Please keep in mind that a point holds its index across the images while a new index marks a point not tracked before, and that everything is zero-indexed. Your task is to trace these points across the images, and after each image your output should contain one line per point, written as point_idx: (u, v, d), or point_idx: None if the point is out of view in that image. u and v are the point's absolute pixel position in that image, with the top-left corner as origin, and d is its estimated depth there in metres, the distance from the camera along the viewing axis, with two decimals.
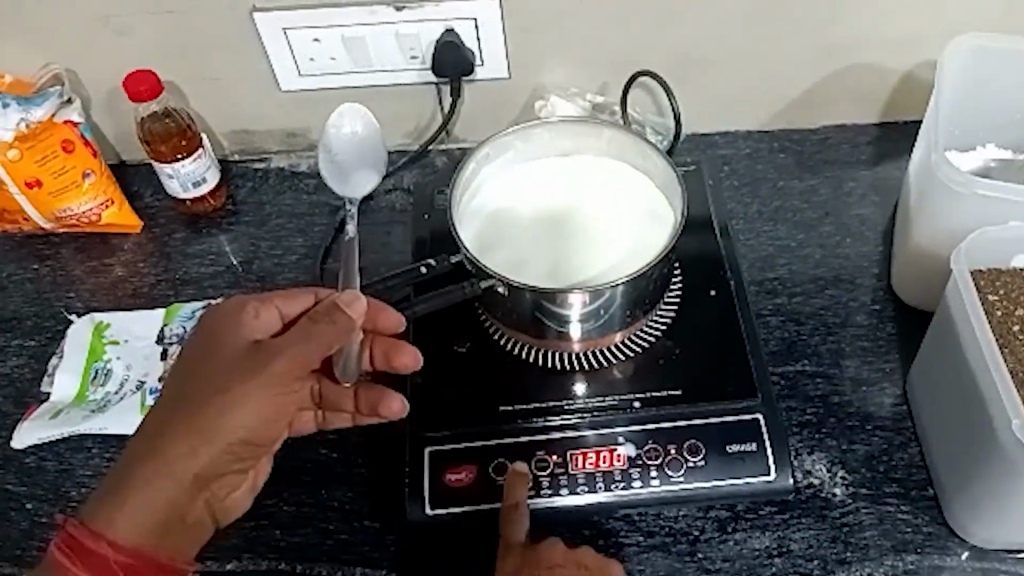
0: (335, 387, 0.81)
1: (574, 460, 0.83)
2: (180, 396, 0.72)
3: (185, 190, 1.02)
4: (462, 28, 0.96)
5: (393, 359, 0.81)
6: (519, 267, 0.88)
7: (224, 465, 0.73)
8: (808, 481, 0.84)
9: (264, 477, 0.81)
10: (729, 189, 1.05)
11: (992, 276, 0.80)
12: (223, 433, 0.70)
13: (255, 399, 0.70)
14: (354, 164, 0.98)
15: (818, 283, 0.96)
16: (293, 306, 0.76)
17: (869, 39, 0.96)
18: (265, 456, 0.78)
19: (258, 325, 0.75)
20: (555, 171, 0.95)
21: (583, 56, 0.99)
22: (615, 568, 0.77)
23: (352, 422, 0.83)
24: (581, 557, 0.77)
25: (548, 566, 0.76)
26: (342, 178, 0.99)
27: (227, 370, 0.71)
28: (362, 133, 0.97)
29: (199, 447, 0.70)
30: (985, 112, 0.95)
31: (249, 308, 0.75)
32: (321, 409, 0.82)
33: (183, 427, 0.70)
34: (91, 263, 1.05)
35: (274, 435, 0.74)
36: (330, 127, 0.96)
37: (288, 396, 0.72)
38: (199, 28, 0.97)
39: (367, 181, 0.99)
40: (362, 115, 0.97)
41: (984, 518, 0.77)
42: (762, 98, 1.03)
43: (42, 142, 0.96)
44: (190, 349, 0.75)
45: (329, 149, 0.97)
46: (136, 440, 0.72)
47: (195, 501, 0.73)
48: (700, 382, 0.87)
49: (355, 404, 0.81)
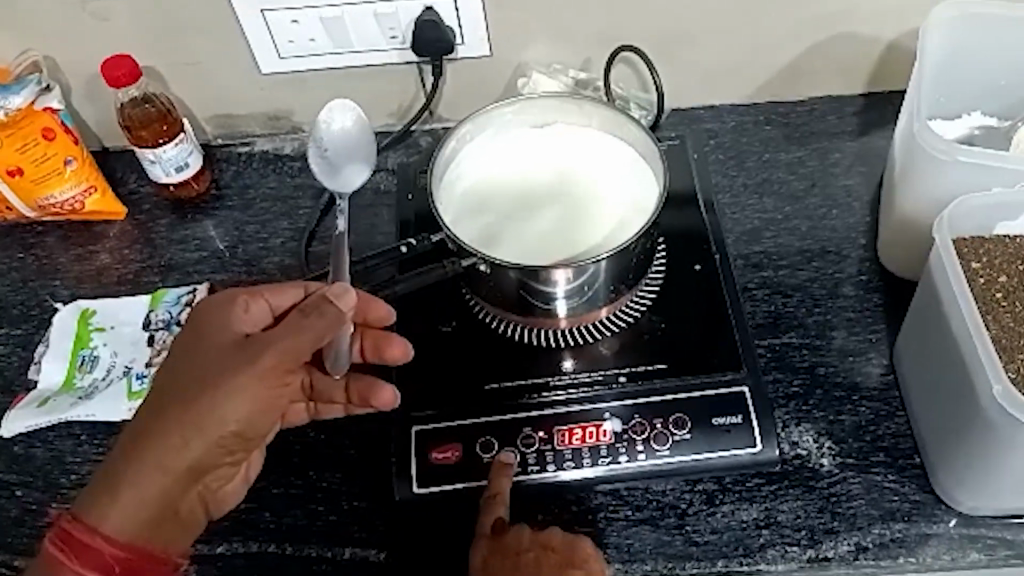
0: (326, 378, 0.80)
1: (561, 436, 0.83)
2: (171, 390, 0.72)
3: (168, 175, 1.02)
4: (442, 6, 0.95)
5: (384, 352, 0.82)
6: (500, 242, 0.87)
7: (216, 459, 0.72)
8: (795, 452, 0.84)
9: (258, 470, 0.81)
10: (715, 163, 1.04)
11: (975, 244, 0.81)
12: (214, 426, 0.70)
13: (243, 394, 0.70)
14: (345, 159, 0.95)
15: (805, 255, 0.96)
16: (282, 298, 0.77)
17: (852, 9, 0.96)
18: (258, 449, 0.78)
19: (249, 318, 0.75)
20: (535, 146, 0.95)
21: (565, 31, 0.99)
22: (583, 543, 0.76)
23: (344, 413, 0.83)
24: (548, 539, 0.76)
25: (516, 551, 0.75)
26: (332, 176, 0.96)
27: (217, 363, 0.71)
28: (352, 129, 0.96)
29: (190, 442, 0.70)
30: (969, 80, 0.95)
31: (239, 301, 0.76)
32: (312, 401, 0.82)
33: (174, 420, 0.70)
34: (77, 250, 1.05)
35: (265, 428, 0.74)
36: (320, 121, 0.95)
37: (278, 389, 0.71)
38: (177, 11, 0.96)
39: (357, 176, 0.95)
40: (351, 110, 0.96)
41: (974, 487, 0.77)
42: (745, 71, 1.03)
43: (23, 129, 0.95)
44: (179, 343, 0.75)
45: (318, 143, 0.95)
46: (127, 434, 0.72)
47: (188, 494, 0.73)
48: (686, 357, 0.87)
49: (346, 396, 0.80)
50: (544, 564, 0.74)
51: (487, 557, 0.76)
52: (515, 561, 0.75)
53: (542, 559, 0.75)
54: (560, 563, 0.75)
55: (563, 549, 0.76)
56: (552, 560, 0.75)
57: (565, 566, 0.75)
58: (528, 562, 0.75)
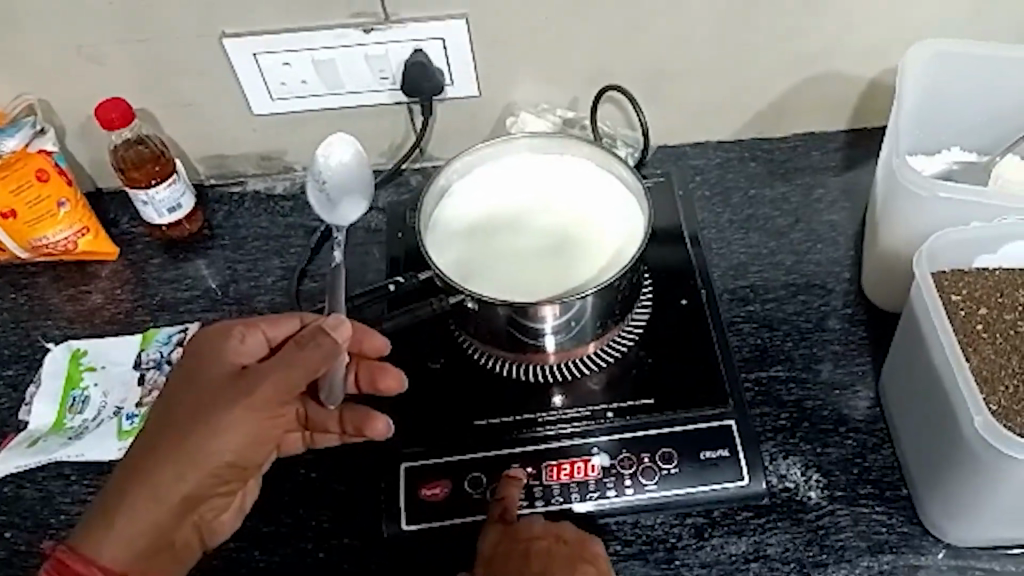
0: (320, 410, 0.80)
1: (549, 471, 0.84)
2: (166, 420, 0.72)
3: (161, 216, 1.03)
4: (431, 49, 0.97)
5: (379, 383, 0.82)
6: (480, 275, 0.89)
7: (211, 489, 0.73)
8: (783, 485, 0.84)
9: (255, 497, 0.82)
10: (701, 199, 1.06)
11: (956, 277, 0.82)
12: (208, 457, 0.71)
13: (238, 425, 0.70)
14: (342, 195, 0.97)
15: (791, 289, 0.97)
16: (278, 330, 0.77)
17: (831, 48, 0.98)
18: (254, 479, 0.78)
19: (244, 349, 0.76)
20: (532, 178, 0.96)
21: (551, 71, 1.01)
22: (595, 543, 0.78)
23: (340, 442, 0.83)
24: (562, 532, 0.78)
25: (528, 538, 0.77)
26: (329, 211, 0.97)
27: (211, 394, 0.71)
28: (351, 163, 0.97)
29: (185, 473, 0.70)
30: (948, 116, 0.97)
31: (235, 332, 0.76)
32: (307, 430, 0.82)
33: (169, 450, 0.70)
34: (69, 290, 1.06)
35: (259, 459, 0.75)
36: (319, 156, 0.96)
37: (273, 419, 0.72)
38: (169, 56, 0.98)
39: (355, 211, 0.97)
40: (348, 144, 0.97)
41: (956, 518, 0.78)
42: (729, 110, 1.05)
43: (17, 171, 0.97)
44: (176, 373, 0.76)
45: (317, 176, 0.97)
46: (123, 465, 0.72)
47: (183, 524, 0.73)
48: (674, 391, 0.88)
49: (341, 425, 0.81)
50: (554, 553, 0.76)
51: (497, 544, 0.78)
52: (527, 549, 0.76)
53: (553, 549, 0.76)
54: (570, 555, 0.76)
55: (575, 543, 0.77)
56: (562, 553, 0.76)
57: (574, 559, 0.76)
58: (539, 550, 0.76)
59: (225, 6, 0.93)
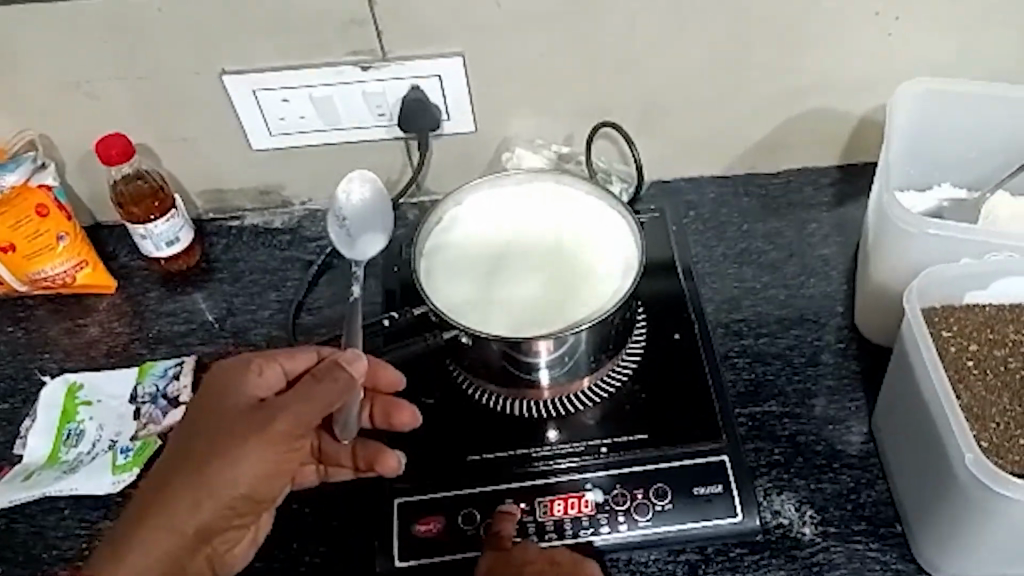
0: (335, 443, 0.81)
1: (543, 507, 0.84)
2: (183, 450, 0.72)
3: (159, 250, 1.04)
4: (427, 85, 0.98)
5: (393, 418, 0.83)
6: (476, 308, 0.89)
7: (225, 521, 0.73)
8: (777, 522, 0.84)
9: (263, 532, 0.82)
10: (695, 234, 1.07)
11: (946, 313, 0.83)
12: (224, 489, 0.71)
13: (255, 458, 0.71)
14: (361, 229, 0.97)
15: (784, 323, 0.98)
16: (296, 363, 0.78)
17: (820, 86, 0.99)
18: (266, 512, 0.78)
19: (263, 382, 0.76)
20: (524, 210, 0.96)
21: (547, 108, 1.02)
22: (589, 565, 0.78)
23: (353, 476, 0.84)
24: (553, 554, 0.78)
25: (520, 565, 0.78)
26: (349, 246, 0.98)
27: (230, 425, 0.72)
28: (371, 198, 0.97)
29: (201, 503, 0.70)
30: (938, 152, 0.98)
31: (254, 364, 0.77)
32: (322, 463, 0.83)
33: (186, 480, 0.70)
34: (66, 322, 1.06)
35: (273, 493, 0.75)
36: (340, 192, 0.97)
37: (289, 453, 0.73)
38: (169, 92, 0.99)
39: (374, 247, 0.97)
40: (370, 179, 0.97)
41: (951, 554, 0.78)
42: (720, 148, 1.06)
43: (17, 207, 0.98)
44: (194, 404, 0.76)
45: (338, 213, 0.97)
46: (139, 494, 0.72)
47: (195, 556, 0.73)
48: (666, 426, 0.88)
49: (354, 460, 0.82)
50: None
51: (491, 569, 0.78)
52: None
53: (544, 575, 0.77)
54: None
55: (567, 565, 0.78)
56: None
57: None
58: None
59: (224, 45, 0.95)
